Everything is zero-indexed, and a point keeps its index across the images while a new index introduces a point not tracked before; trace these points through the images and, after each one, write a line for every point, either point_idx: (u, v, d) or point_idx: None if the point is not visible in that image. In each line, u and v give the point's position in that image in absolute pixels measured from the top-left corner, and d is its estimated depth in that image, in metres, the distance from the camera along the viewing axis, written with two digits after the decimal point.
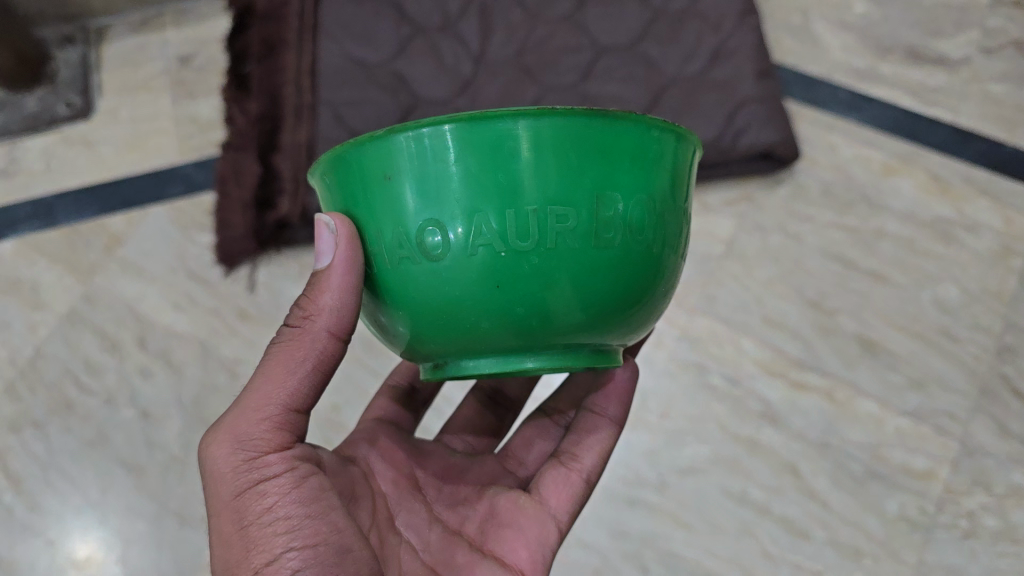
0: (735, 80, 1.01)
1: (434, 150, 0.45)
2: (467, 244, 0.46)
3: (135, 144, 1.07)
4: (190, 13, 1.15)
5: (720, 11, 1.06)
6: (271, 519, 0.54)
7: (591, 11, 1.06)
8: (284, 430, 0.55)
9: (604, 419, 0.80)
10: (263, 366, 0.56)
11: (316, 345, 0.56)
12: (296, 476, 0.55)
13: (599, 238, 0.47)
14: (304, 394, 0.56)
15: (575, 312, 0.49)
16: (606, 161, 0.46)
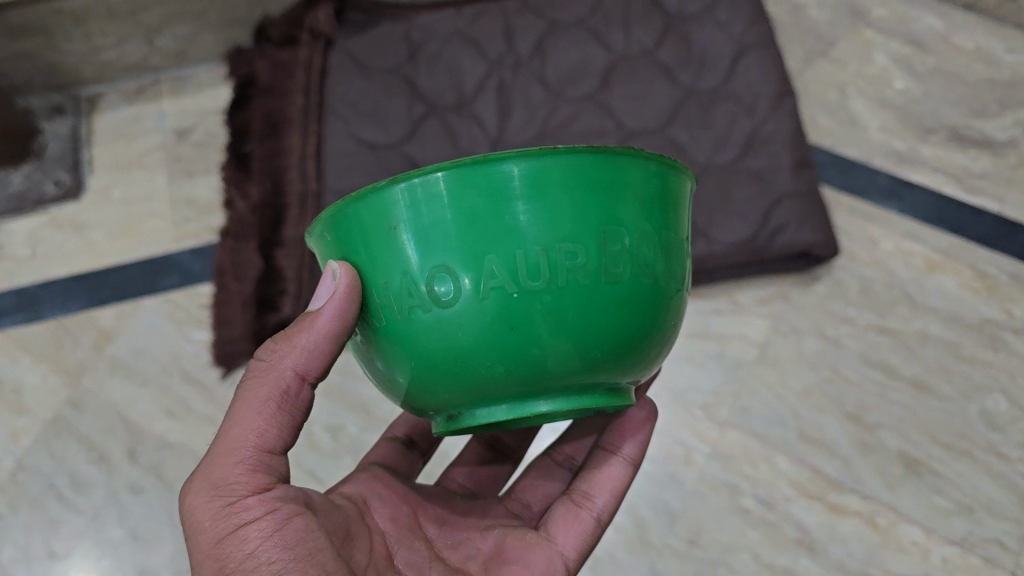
0: (772, 170, 0.94)
1: (441, 196, 0.44)
2: (477, 289, 0.44)
3: (128, 228, 1.00)
4: (189, 82, 1.09)
5: (755, 92, 0.99)
6: (255, 564, 0.49)
7: (615, 91, 1.00)
8: (263, 470, 0.52)
9: (618, 458, 0.74)
10: (233, 410, 0.53)
11: (285, 385, 0.53)
12: (279, 516, 0.51)
13: (611, 273, 0.45)
14: (278, 434, 0.53)
15: (591, 353, 0.47)
16: (614, 197, 0.45)
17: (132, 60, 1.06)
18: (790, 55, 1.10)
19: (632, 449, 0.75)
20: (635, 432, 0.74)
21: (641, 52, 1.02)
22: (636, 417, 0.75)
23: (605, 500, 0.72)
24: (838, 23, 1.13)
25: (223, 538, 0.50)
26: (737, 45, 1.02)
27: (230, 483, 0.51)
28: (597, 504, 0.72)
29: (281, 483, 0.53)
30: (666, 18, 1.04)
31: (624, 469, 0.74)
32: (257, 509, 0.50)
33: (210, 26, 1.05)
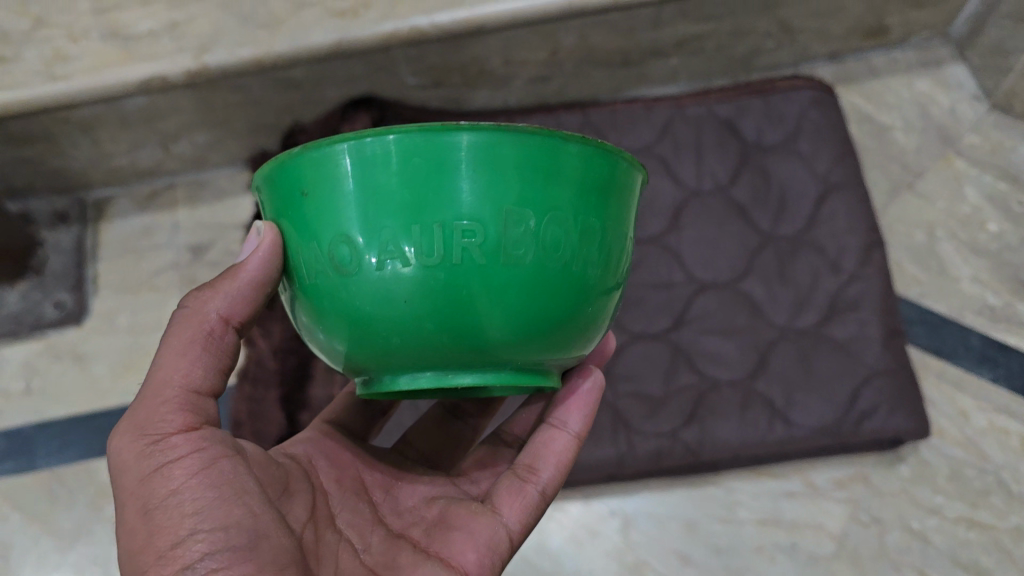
0: (859, 341, 0.84)
1: (350, 166, 0.42)
2: (373, 260, 0.42)
3: (135, 362, 0.90)
4: (206, 188, 0.98)
5: (840, 242, 0.89)
6: (175, 500, 0.47)
7: (685, 233, 0.89)
8: (188, 411, 0.50)
9: (563, 431, 0.65)
10: (159, 353, 0.52)
11: (210, 330, 0.52)
12: (206, 457, 0.49)
13: (510, 255, 0.42)
14: (204, 375, 0.51)
15: (491, 334, 0.44)
16: (526, 179, 0.42)
17: (146, 165, 0.95)
18: (873, 186, 1.00)
19: (581, 424, 0.66)
20: (579, 402, 0.65)
21: (713, 187, 0.91)
22: (582, 388, 0.66)
23: (551, 474, 0.64)
24: (925, 150, 1.02)
25: (147, 479, 0.48)
26: (821, 184, 0.91)
27: (155, 424, 0.49)
28: (541, 478, 0.63)
29: (209, 426, 0.51)
30: (742, 148, 0.93)
31: (570, 442, 0.65)
32: (181, 449, 0.48)
33: (233, 132, 0.94)
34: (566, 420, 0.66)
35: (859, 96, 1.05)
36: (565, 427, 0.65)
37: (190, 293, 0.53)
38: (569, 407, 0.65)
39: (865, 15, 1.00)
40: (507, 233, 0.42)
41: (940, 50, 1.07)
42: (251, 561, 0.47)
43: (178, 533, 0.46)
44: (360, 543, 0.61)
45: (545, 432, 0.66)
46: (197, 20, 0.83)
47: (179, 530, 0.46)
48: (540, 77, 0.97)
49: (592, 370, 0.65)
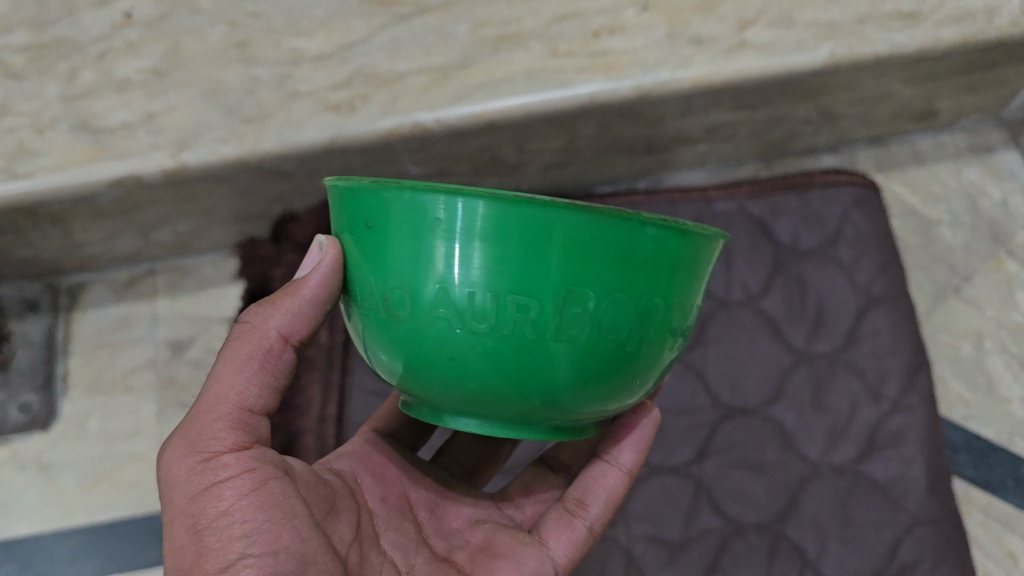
0: (901, 482, 0.76)
1: (421, 212, 0.39)
2: (425, 310, 0.41)
3: (105, 473, 0.83)
4: (190, 275, 0.90)
5: (882, 366, 0.80)
6: (227, 522, 0.46)
7: (710, 350, 0.82)
8: (241, 429, 0.49)
9: (616, 467, 0.65)
10: (216, 368, 0.50)
11: (269, 348, 0.51)
12: (257, 478, 0.48)
13: (561, 334, 0.40)
14: (260, 394, 0.50)
15: (534, 403, 0.42)
16: (597, 263, 0.39)
17: (124, 252, 0.88)
18: (916, 290, 0.91)
19: (633, 460, 0.66)
20: (634, 439, 0.65)
21: (743, 298, 0.84)
22: (637, 424, 0.65)
23: (599, 510, 0.64)
24: (974, 249, 0.93)
25: (198, 497, 0.46)
26: (863, 298, 0.83)
27: (207, 440, 0.48)
28: (589, 514, 0.64)
29: (260, 445, 0.50)
30: (775, 253, 0.85)
31: (621, 480, 0.65)
32: (233, 468, 0.47)
33: (219, 220, 0.86)
34: (619, 455, 0.66)
35: (902, 185, 0.96)
36: (617, 463, 0.65)
37: (251, 311, 0.52)
38: (622, 443, 0.66)
39: (913, 100, 0.91)
40: (564, 313, 0.39)
41: (992, 134, 0.98)
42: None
43: (228, 557, 0.45)
44: (404, 565, 0.59)
45: (596, 465, 0.66)
46: (176, 110, 0.74)
47: (229, 554, 0.45)
48: (555, 164, 0.88)
49: (648, 407, 0.65)
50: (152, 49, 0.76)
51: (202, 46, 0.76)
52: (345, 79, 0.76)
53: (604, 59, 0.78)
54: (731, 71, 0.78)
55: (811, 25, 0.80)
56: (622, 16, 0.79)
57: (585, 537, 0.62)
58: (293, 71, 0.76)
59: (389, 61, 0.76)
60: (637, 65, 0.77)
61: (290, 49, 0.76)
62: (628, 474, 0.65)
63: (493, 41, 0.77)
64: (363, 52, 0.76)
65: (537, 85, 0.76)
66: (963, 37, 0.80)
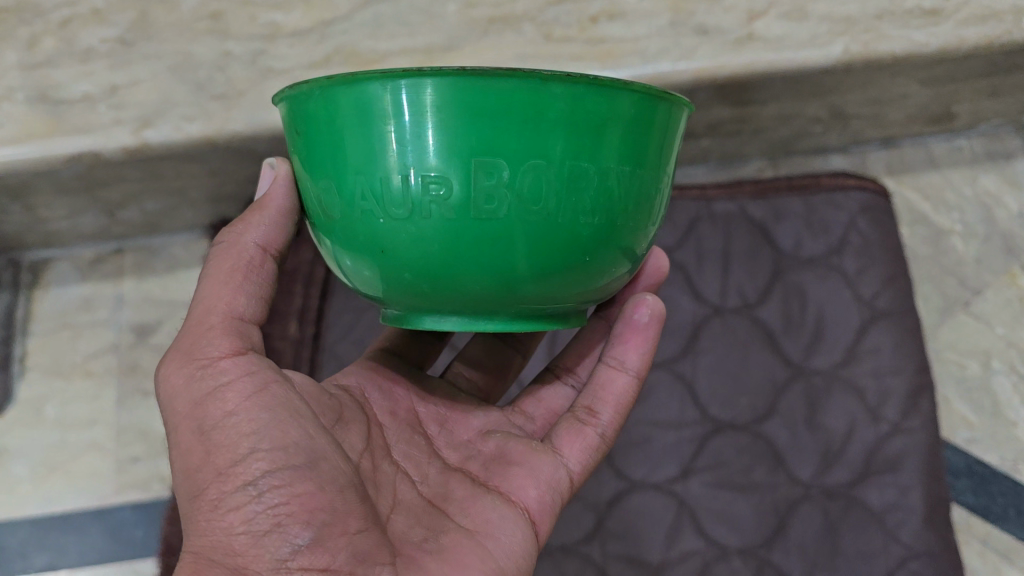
0: (896, 511, 0.72)
1: (329, 105, 0.38)
2: (350, 205, 0.39)
3: (60, 463, 0.79)
4: (159, 256, 0.86)
5: (883, 385, 0.76)
6: (233, 422, 0.44)
7: (702, 359, 0.77)
8: (237, 335, 0.46)
9: (622, 371, 0.59)
10: (200, 281, 0.48)
11: (250, 259, 0.48)
12: (258, 380, 0.46)
13: (480, 209, 0.37)
14: (249, 303, 0.47)
15: (476, 286, 0.40)
16: (503, 128, 0.36)
17: (89, 230, 0.83)
18: (922, 303, 0.87)
19: (641, 361, 0.60)
20: (638, 337, 0.59)
21: (739, 305, 0.79)
22: (639, 319, 0.59)
23: (611, 418, 0.59)
24: (986, 262, 0.88)
25: (200, 401, 0.44)
26: (866, 312, 0.78)
27: (201, 349, 0.45)
28: (602, 421, 0.58)
29: (257, 351, 0.47)
30: (776, 259, 0.80)
31: (631, 383, 0.60)
32: (232, 373, 0.45)
33: (190, 200, 0.81)
34: (625, 358, 0.60)
35: (915, 191, 0.91)
36: (624, 366, 0.59)
37: (226, 228, 0.49)
38: (626, 344, 0.60)
39: (931, 102, 0.86)
40: (477, 187, 0.37)
41: (1012, 140, 0.92)
42: (310, 482, 0.44)
43: (238, 454, 0.43)
44: (417, 475, 0.56)
45: (602, 371, 0.60)
46: (141, 84, 0.70)
47: (239, 450, 0.43)
48: None
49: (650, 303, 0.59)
50: (120, 17, 0.71)
51: (173, 17, 0.71)
52: (323, 60, 0.71)
53: (602, 47, 0.73)
54: (737, 66, 0.73)
55: (825, 19, 0.75)
56: (623, 1, 0.74)
57: (600, 445, 0.58)
58: (268, 47, 0.71)
59: (371, 41, 0.71)
60: (635, 55, 0.72)
61: (266, 22, 0.71)
62: (639, 377, 0.60)
63: (484, 23, 0.72)
64: (343, 29, 0.71)
65: (528, 72, 0.71)
66: (987, 38, 0.75)
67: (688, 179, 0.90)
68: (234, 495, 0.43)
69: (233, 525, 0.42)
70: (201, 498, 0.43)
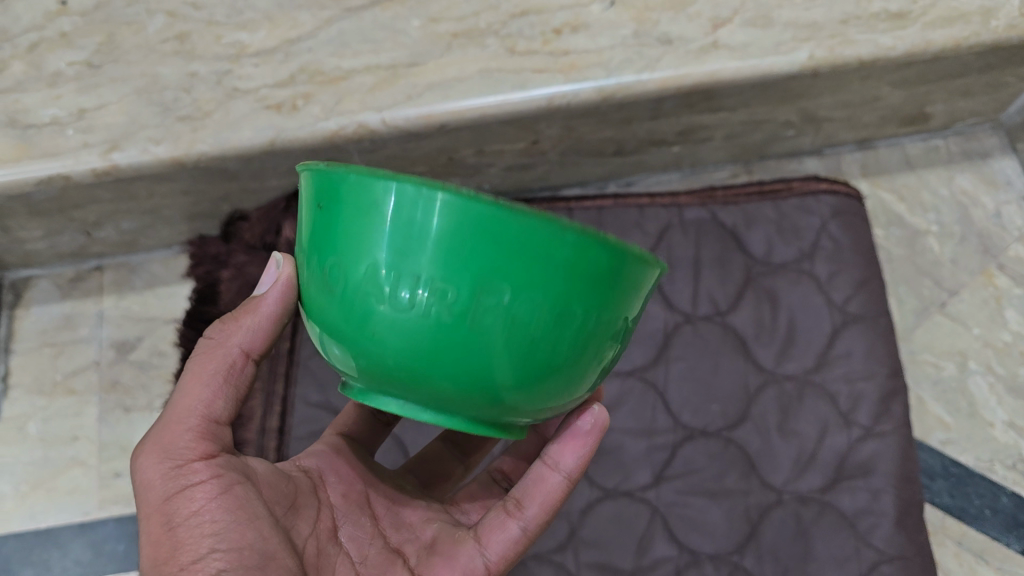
0: (868, 516, 0.73)
1: (361, 189, 0.36)
2: (356, 288, 0.38)
3: (43, 480, 0.79)
4: (139, 274, 0.87)
5: (854, 390, 0.77)
6: (198, 522, 0.47)
7: (675, 366, 0.78)
8: (209, 439, 0.49)
9: (554, 474, 0.56)
10: (184, 379, 0.50)
11: (231, 364, 0.50)
12: (225, 482, 0.49)
13: (473, 328, 0.37)
14: (225, 405, 0.50)
15: (457, 386, 0.39)
16: (511, 257, 0.35)
17: (67, 249, 0.84)
18: (897, 305, 0.86)
19: (575, 467, 0.56)
20: (578, 442, 0.55)
21: (710, 313, 0.80)
22: (581, 427, 0.55)
23: (535, 515, 0.56)
24: (962, 263, 0.88)
25: (169, 496, 0.47)
26: (838, 316, 0.79)
27: (178, 449, 0.48)
28: (526, 515, 0.56)
29: (226, 452, 0.50)
30: (748, 266, 0.81)
31: (563, 483, 0.56)
32: (204, 473, 0.48)
33: (165, 218, 0.81)
34: (561, 458, 0.56)
35: (890, 192, 0.91)
36: (556, 468, 0.56)
37: (215, 326, 0.51)
38: (564, 445, 0.56)
39: (904, 104, 0.85)
40: (479, 309, 0.36)
41: (987, 139, 0.93)
42: None
43: (198, 551, 0.46)
44: (357, 555, 0.56)
45: (537, 465, 0.57)
46: (109, 107, 0.71)
47: (200, 548, 0.46)
48: (518, 166, 0.83)
49: (601, 412, 0.55)
50: (87, 40, 0.72)
51: (139, 38, 0.73)
52: (288, 78, 0.72)
53: (566, 59, 0.73)
54: (703, 74, 0.73)
55: (791, 25, 0.74)
56: (587, 12, 0.74)
57: (521, 539, 0.56)
58: (234, 67, 0.72)
59: (335, 58, 0.72)
60: (600, 66, 0.72)
61: (231, 42, 0.72)
62: (568, 484, 0.56)
63: (447, 38, 0.73)
64: (310, 47, 0.72)
65: (492, 86, 0.72)
66: (955, 40, 0.75)
67: (662, 185, 0.91)
68: None
69: None
70: None
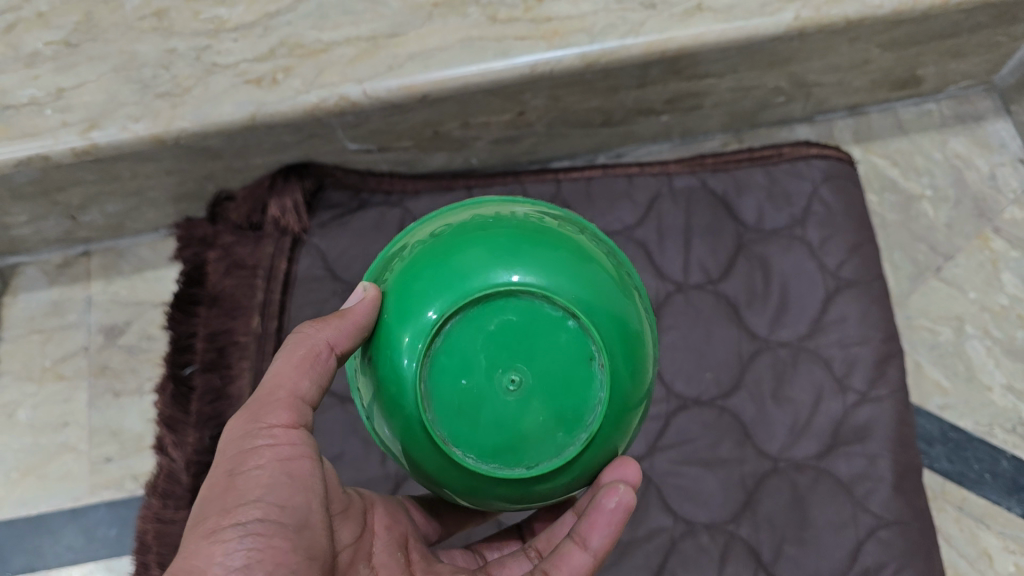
0: (866, 481, 0.72)
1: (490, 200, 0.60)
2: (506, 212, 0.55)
3: (34, 466, 0.79)
4: (127, 258, 0.86)
5: (849, 356, 0.76)
6: (254, 472, 0.46)
7: (668, 335, 0.77)
8: (295, 411, 0.49)
9: (582, 552, 0.52)
10: (283, 353, 0.51)
11: (316, 355, 0.50)
12: (295, 450, 0.48)
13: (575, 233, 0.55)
14: (315, 388, 0.51)
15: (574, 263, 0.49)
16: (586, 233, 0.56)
17: (53, 234, 0.83)
18: (892, 271, 0.86)
19: (605, 545, 0.52)
20: (604, 521, 0.51)
21: (702, 281, 0.79)
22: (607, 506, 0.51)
23: None
24: (958, 226, 0.87)
25: (239, 446, 0.47)
26: (831, 282, 0.78)
27: (264, 409, 0.49)
28: None
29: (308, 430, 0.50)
30: (738, 233, 0.80)
31: (591, 561, 0.52)
32: (280, 436, 0.48)
33: (150, 200, 0.81)
34: (589, 537, 0.52)
35: (883, 158, 0.90)
36: (585, 545, 0.52)
37: (308, 321, 0.51)
38: (592, 524, 0.52)
39: (895, 66, 0.84)
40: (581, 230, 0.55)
41: (981, 101, 0.91)
42: (290, 542, 0.45)
43: (245, 496, 0.46)
44: None
45: (565, 540, 0.53)
46: (87, 86, 0.70)
47: (247, 493, 0.46)
48: (505, 138, 0.82)
49: (628, 490, 0.51)
50: (64, 20, 0.72)
51: (116, 16, 0.72)
52: (268, 52, 0.71)
53: (548, 26, 0.72)
54: (687, 37, 0.72)
55: None
56: None
57: None
58: (213, 42, 0.71)
59: (315, 31, 0.71)
60: (583, 33, 0.71)
61: (209, 18, 0.72)
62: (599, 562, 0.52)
63: (428, 8, 0.72)
64: (288, 21, 0.72)
65: (473, 56, 0.71)
66: None
67: (653, 155, 0.90)
68: (226, 529, 0.44)
69: (211, 554, 0.43)
70: (197, 523, 0.45)
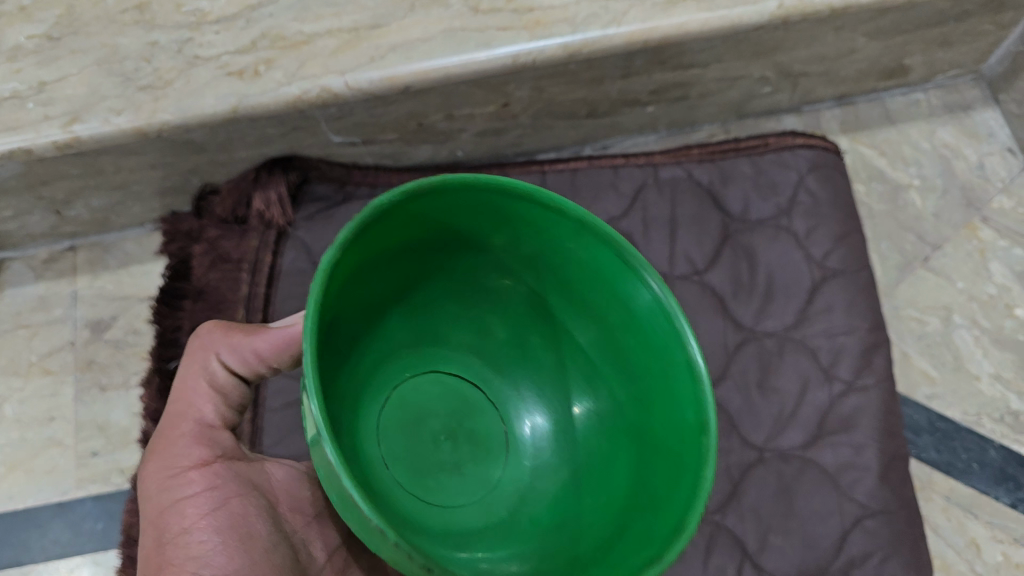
0: (851, 470, 0.72)
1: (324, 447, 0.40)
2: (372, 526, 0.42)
3: (20, 460, 0.79)
4: (113, 252, 0.86)
5: (835, 345, 0.76)
6: (187, 539, 0.51)
7: None
8: (205, 448, 0.54)
9: None
10: (180, 390, 0.55)
11: (213, 374, 0.54)
12: (219, 496, 0.53)
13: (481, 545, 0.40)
14: (221, 415, 0.55)
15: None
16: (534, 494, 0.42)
17: (39, 229, 0.83)
18: (879, 261, 0.85)
19: None
20: None
21: (688, 272, 0.78)
22: None
23: None
24: (945, 216, 0.87)
25: (164, 509, 0.52)
26: (817, 272, 0.78)
27: (176, 461, 0.53)
28: None
29: (226, 459, 0.55)
30: (725, 223, 0.80)
31: None
32: (197, 486, 0.52)
33: (135, 194, 0.81)
34: None
35: (870, 147, 0.89)
36: None
37: (207, 332, 0.54)
38: None
39: (882, 56, 0.84)
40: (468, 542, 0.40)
41: (970, 90, 0.91)
42: None
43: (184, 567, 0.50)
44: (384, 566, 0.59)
45: None
46: (70, 79, 0.70)
47: (185, 566, 0.50)
48: (490, 130, 0.82)
49: None
50: (46, 13, 0.71)
51: (96, 8, 0.71)
52: (250, 44, 0.70)
53: (531, 15, 0.71)
54: (671, 27, 0.71)
55: None
56: None
57: None
58: (195, 35, 0.71)
59: (297, 23, 0.71)
60: (566, 23, 0.71)
61: (191, 10, 0.71)
62: None
63: None
64: (270, 13, 0.71)
65: (455, 47, 0.70)
66: None
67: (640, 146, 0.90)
68: None
69: None
70: None
